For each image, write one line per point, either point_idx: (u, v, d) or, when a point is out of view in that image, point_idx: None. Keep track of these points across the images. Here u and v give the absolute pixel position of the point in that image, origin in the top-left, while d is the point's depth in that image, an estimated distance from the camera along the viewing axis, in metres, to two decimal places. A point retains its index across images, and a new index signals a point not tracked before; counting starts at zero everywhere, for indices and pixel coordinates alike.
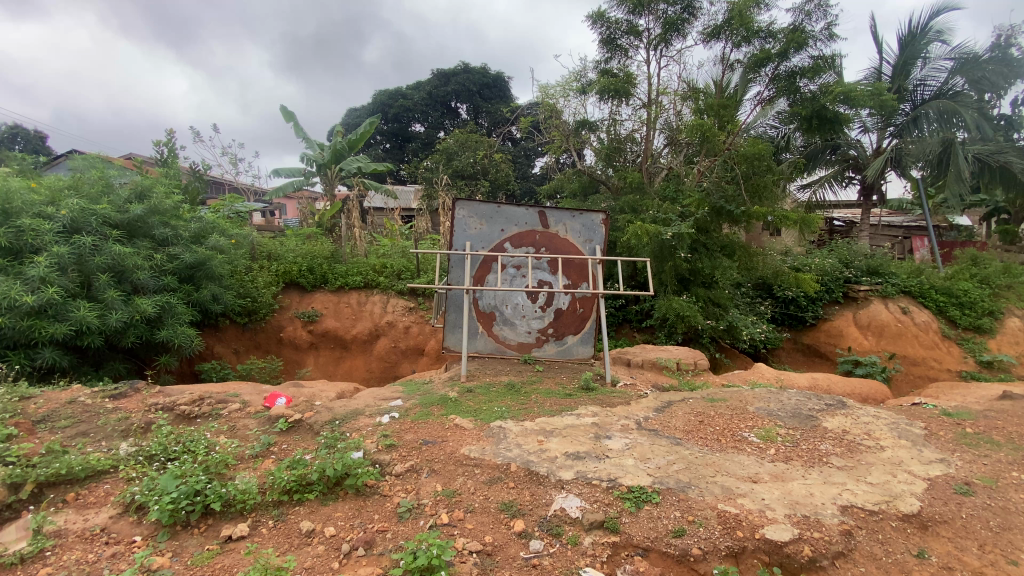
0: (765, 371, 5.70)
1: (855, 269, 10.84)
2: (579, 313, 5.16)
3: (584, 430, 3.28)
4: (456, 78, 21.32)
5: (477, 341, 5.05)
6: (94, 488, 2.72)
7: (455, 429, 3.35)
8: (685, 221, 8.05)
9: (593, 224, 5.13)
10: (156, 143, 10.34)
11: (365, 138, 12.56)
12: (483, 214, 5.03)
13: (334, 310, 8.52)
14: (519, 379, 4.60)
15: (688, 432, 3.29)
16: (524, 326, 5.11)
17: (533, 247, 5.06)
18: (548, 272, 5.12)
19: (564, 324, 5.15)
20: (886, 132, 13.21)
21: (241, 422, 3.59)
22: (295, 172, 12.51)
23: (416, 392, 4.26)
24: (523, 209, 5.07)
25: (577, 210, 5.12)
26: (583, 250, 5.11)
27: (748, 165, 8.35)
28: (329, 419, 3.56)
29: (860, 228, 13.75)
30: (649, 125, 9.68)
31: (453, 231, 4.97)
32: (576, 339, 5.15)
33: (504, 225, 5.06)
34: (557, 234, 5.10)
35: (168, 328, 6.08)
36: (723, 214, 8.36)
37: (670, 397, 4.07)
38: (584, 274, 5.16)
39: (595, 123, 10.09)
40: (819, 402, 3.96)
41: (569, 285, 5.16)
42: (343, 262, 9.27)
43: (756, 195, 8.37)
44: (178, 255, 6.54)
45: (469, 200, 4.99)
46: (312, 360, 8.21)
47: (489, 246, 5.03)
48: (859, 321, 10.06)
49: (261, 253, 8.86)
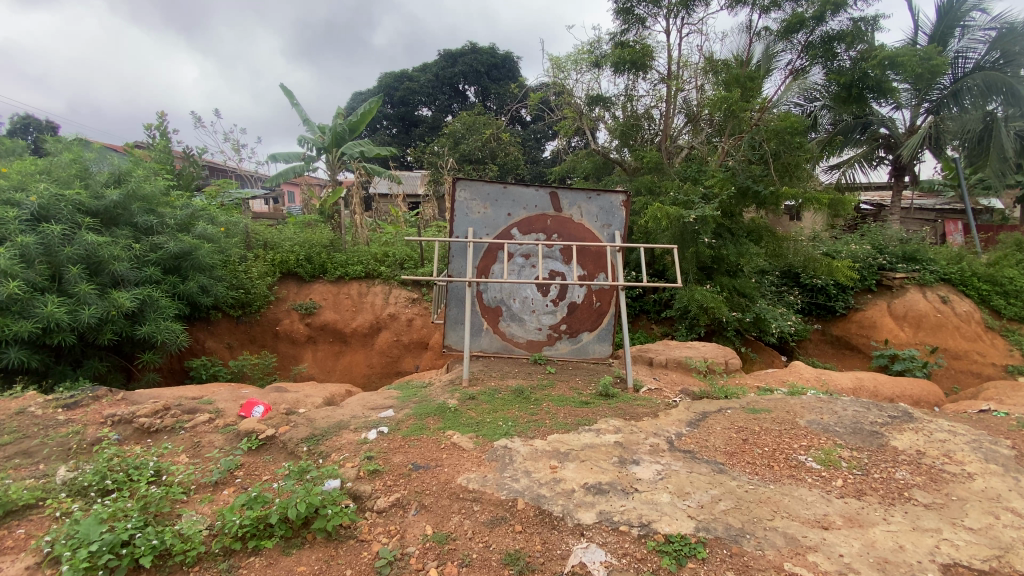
0: (803, 371, 5.15)
1: (890, 254, 10.11)
2: (596, 307, 4.60)
3: (606, 453, 2.75)
4: (463, 59, 20.55)
5: (482, 339, 4.52)
6: (13, 528, 2.23)
7: (453, 449, 2.82)
8: (709, 203, 7.38)
9: (612, 206, 4.53)
10: (148, 127, 9.87)
11: (367, 119, 11.97)
12: (488, 196, 4.46)
13: (333, 302, 8.05)
14: (528, 383, 4.06)
15: (732, 456, 2.75)
16: (533, 321, 4.57)
17: (544, 233, 4.49)
18: (560, 262, 4.56)
19: (578, 320, 4.59)
20: (921, 108, 12.31)
21: (207, 439, 3.11)
22: (295, 156, 11.98)
23: (412, 400, 3.75)
24: (533, 190, 4.48)
25: (593, 190, 4.50)
26: (601, 236, 4.52)
27: (777, 140, 7.70)
28: (307, 436, 3.05)
29: (891, 211, 12.98)
30: (668, 101, 8.99)
31: (453, 215, 4.41)
32: (592, 337, 4.60)
33: (510, 208, 4.48)
34: (570, 219, 4.52)
35: (150, 323, 5.67)
36: (751, 196, 7.70)
37: (703, 406, 3.50)
38: (601, 263, 4.57)
39: (610, 99, 9.40)
40: (881, 414, 3.39)
41: (584, 276, 4.59)
42: (343, 251, 8.79)
43: (787, 176, 7.74)
44: (162, 245, 6.09)
45: (474, 181, 4.41)
46: (310, 355, 7.74)
47: (494, 232, 4.46)
48: (895, 311, 9.38)
49: (256, 242, 8.40)
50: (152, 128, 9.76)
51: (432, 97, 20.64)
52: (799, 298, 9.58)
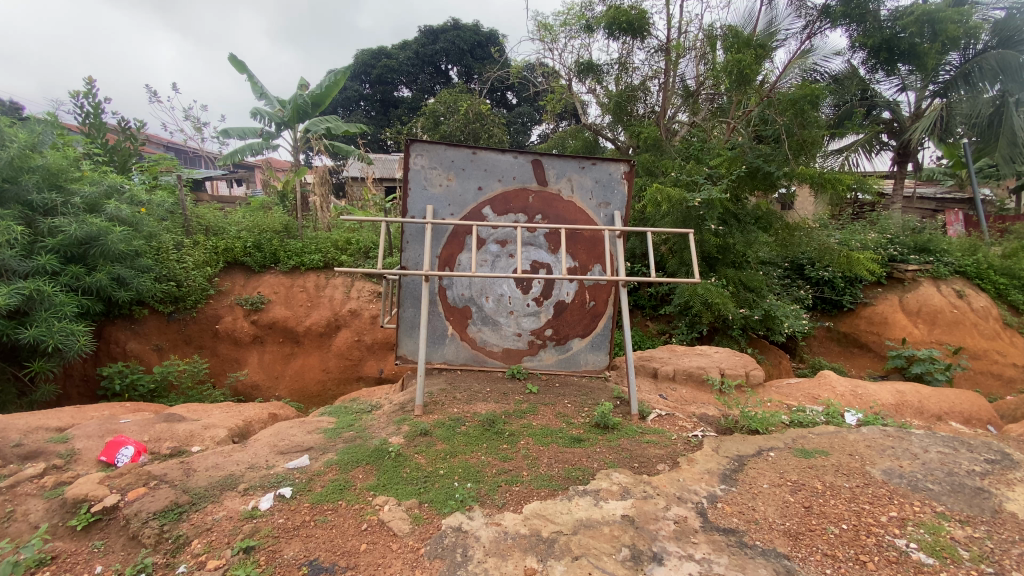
0: (836, 383, 4.29)
1: (900, 244, 9.34)
2: (589, 308, 3.65)
3: (611, 539, 1.81)
4: (445, 36, 19.29)
5: (446, 347, 3.57)
6: None
7: (377, 535, 1.87)
8: (716, 184, 6.47)
9: (612, 178, 3.54)
10: (75, 93, 8.63)
11: (332, 92, 10.72)
12: (453, 164, 3.44)
13: (285, 296, 7.00)
14: (503, 409, 3.08)
15: (796, 541, 1.84)
16: (511, 326, 3.61)
17: (525, 213, 3.51)
18: (545, 251, 3.59)
19: (568, 324, 3.65)
20: (927, 91, 11.55)
21: (24, 510, 2.15)
22: (251, 132, 10.74)
23: (342, 437, 2.76)
24: (510, 157, 3.48)
25: (587, 157, 3.51)
26: (596, 217, 3.54)
27: (794, 112, 6.85)
28: (168, 506, 2.09)
29: (895, 198, 12.23)
30: (667, 73, 8.05)
31: (407, 188, 3.40)
32: (584, 345, 3.66)
33: (481, 180, 3.48)
34: (558, 195, 3.53)
35: (39, 325, 4.62)
36: (761, 177, 6.79)
37: (736, 447, 2.59)
38: (599, 253, 3.60)
39: (602, 69, 8.43)
40: (975, 458, 2.52)
41: (575, 268, 3.62)
42: (299, 238, 7.76)
43: (801, 154, 6.83)
44: (62, 228, 5.06)
45: (435, 143, 3.39)
46: (254, 359, 6.61)
47: (461, 211, 3.46)
48: (908, 307, 8.64)
49: (197, 227, 7.32)
50: (80, 95, 8.57)
51: (412, 77, 19.43)
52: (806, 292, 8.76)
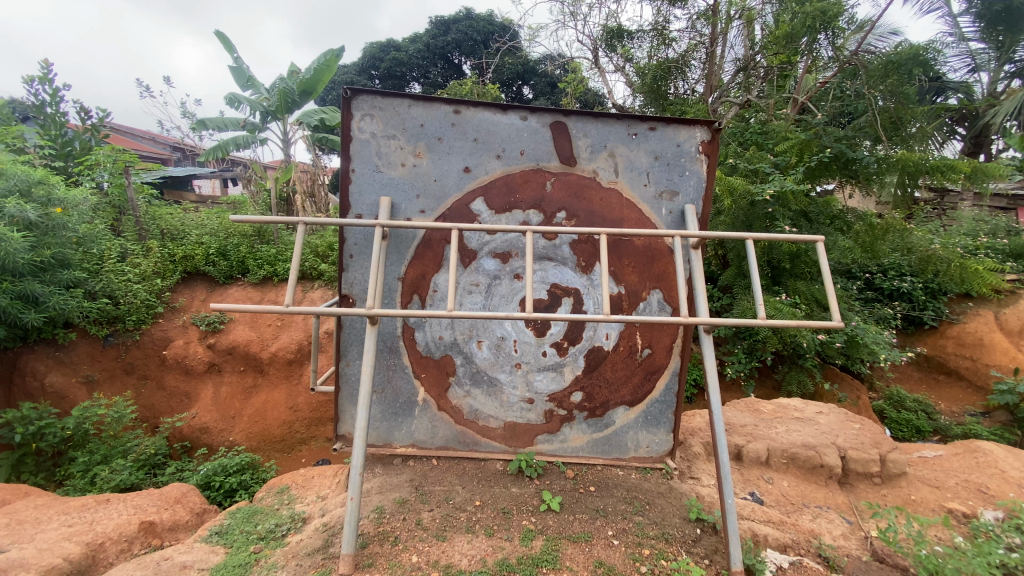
0: (1009, 464, 2.86)
1: (993, 249, 7.72)
2: (642, 359, 2.29)
3: None
4: (456, 26, 17.99)
5: (415, 421, 2.27)
6: None
7: None
8: (789, 174, 5.03)
9: (681, 153, 2.18)
10: (26, 79, 7.24)
11: (324, 76, 9.40)
12: (422, 130, 2.12)
13: (251, 315, 5.81)
14: (503, 557, 1.76)
15: None
16: (517, 387, 2.28)
17: (539, 209, 2.18)
18: (572, 269, 2.26)
19: (608, 385, 2.29)
20: (1008, 71, 9.88)
21: None
22: (231, 124, 9.57)
23: None
24: (514, 119, 2.15)
25: (642, 117, 2.16)
26: (654, 216, 2.20)
27: (895, 78, 5.59)
28: None
29: (965, 193, 10.05)
30: (713, 41, 6.61)
31: (347, 170, 2.10)
32: (632, 417, 2.32)
33: (469, 157, 2.15)
34: (593, 181, 2.20)
35: None
36: (841, 164, 5.34)
37: None
38: (658, 271, 2.24)
39: (634, 36, 7.04)
40: None
41: (621, 297, 2.25)
42: (274, 243, 6.56)
43: (895, 136, 5.51)
44: None
45: (394, 95, 2.07)
46: (208, 394, 5.38)
47: (437, 205, 2.15)
48: (1010, 326, 7.03)
49: (153, 230, 6.18)
50: (35, 80, 7.22)
51: (423, 70, 18.06)
52: (896, 312, 6.93)
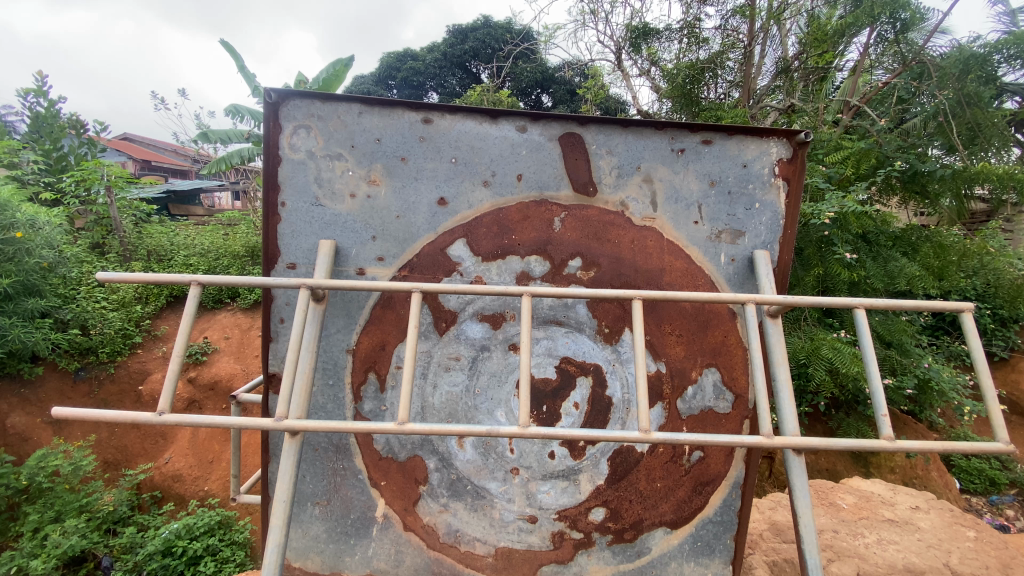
0: None
1: None
2: (690, 465, 1.65)
3: None
4: (474, 34, 17.54)
5: (374, 545, 1.65)
6: None
7: None
8: (849, 189, 4.29)
9: (747, 177, 1.53)
10: (25, 91, 6.97)
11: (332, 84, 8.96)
12: (378, 147, 1.52)
13: (238, 344, 5.31)
14: None
15: None
16: (514, 500, 1.63)
17: (543, 256, 1.55)
18: (590, 339, 1.62)
19: (642, 499, 1.64)
20: None
21: None
22: (236, 136, 9.18)
23: None
24: (508, 132, 1.53)
25: (691, 127, 1.52)
26: (707, 267, 1.55)
27: (973, 76, 4.82)
28: None
29: None
30: (753, 41, 5.90)
31: (273, 203, 1.50)
32: (676, 544, 1.66)
33: (445, 183, 1.54)
34: (619, 217, 1.56)
35: None
36: (908, 179, 4.61)
37: None
38: (712, 343, 1.60)
39: (663, 35, 6.36)
40: None
41: (661, 376, 1.58)
42: None
43: (969, 146, 4.78)
44: None
45: (339, 98, 1.48)
46: (185, 436, 4.89)
47: (400, 250, 1.54)
48: None
49: (139, 250, 5.75)
50: (29, 93, 6.87)
51: (439, 79, 17.59)
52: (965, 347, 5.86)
